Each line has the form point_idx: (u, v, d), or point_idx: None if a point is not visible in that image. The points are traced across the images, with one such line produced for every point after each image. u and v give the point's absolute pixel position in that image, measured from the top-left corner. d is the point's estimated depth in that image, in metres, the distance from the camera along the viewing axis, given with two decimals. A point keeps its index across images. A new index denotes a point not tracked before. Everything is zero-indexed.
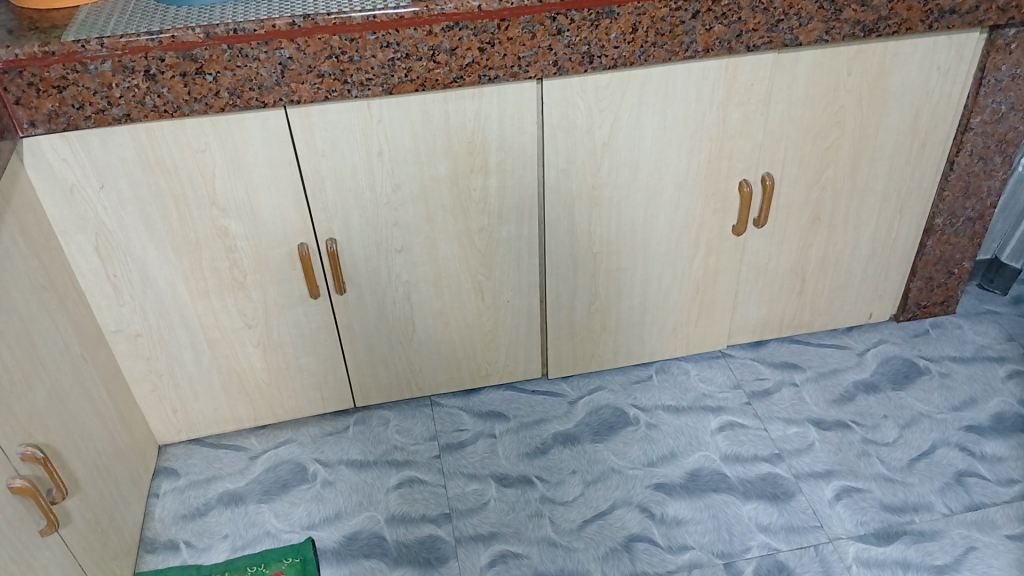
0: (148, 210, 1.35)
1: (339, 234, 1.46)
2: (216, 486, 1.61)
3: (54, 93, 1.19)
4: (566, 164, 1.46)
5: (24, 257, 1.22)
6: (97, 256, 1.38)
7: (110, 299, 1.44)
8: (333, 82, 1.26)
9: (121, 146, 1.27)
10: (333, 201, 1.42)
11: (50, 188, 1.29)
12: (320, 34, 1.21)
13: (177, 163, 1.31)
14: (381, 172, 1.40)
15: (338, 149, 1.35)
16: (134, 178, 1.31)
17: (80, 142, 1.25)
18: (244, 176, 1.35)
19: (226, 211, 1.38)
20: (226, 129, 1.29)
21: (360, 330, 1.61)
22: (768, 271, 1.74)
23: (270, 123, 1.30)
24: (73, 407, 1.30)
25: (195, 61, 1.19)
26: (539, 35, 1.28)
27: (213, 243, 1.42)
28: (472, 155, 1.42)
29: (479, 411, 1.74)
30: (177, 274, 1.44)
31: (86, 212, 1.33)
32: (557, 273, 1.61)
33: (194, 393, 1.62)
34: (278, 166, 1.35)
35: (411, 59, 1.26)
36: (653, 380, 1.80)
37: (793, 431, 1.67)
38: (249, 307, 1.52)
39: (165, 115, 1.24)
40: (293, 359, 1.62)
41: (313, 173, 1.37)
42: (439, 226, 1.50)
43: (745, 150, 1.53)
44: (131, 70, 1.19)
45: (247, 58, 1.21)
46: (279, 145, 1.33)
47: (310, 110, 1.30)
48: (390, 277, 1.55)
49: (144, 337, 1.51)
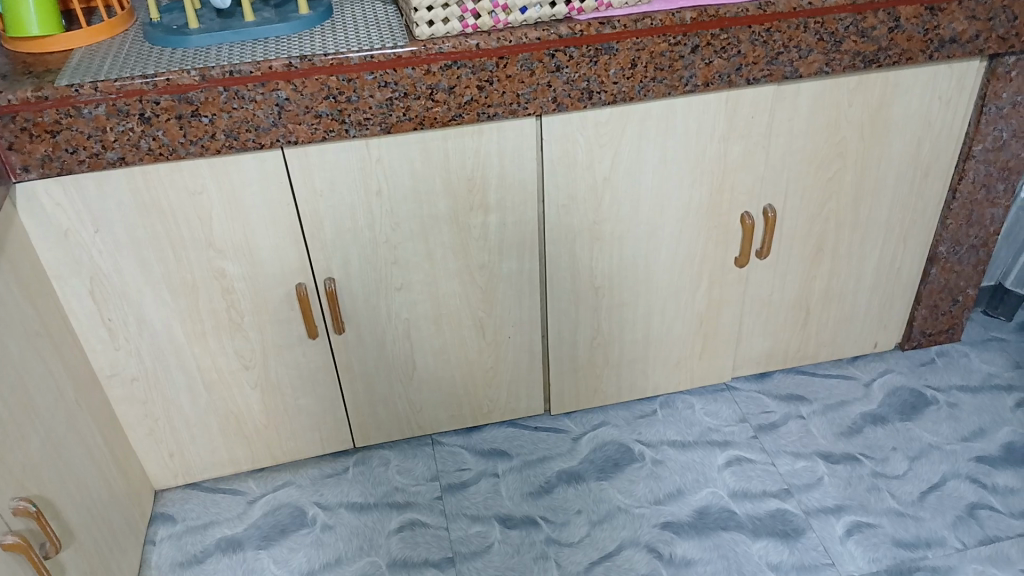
0: (143, 252, 1.33)
1: (337, 273, 1.44)
2: (213, 532, 1.57)
3: (47, 138, 1.17)
4: (566, 200, 1.45)
5: (17, 303, 1.19)
6: (91, 300, 1.36)
7: (105, 343, 1.41)
8: (331, 122, 1.24)
9: (115, 188, 1.25)
10: (331, 241, 1.40)
11: (43, 233, 1.26)
12: (318, 75, 1.19)
13: (173, 205, 1.29)
14: (380, 211, 1.38)
15: (336, 189, 1.34)
16: (129, 221, 1.29)
17: (74, 185, 1.23)
18: (241, 217, 1.33)
19: (222, 252, 1.36)
20: (223, 170, 1.27)
21: (360, 369, 1.59)
22: (772, 302, 1.72)
23: (267, 164, 1.28)
24: (67, 455, 1.27)
25: (191, 103, 1.18)
26: (538, 72, 1.27)
27: (210, 284, 1.40)
28: (472, 192, 1.40)
29: (482, 449, 1.71)
30: (173, 316, 1.42)
31: (80, 256, 1.30)
32: (559, 309, 1.59)
33: (191, 436, 1.59)
34: (275, 207, 1.33)
35: (409, 97, 1.25)
36: (658, 414, 1.77)
37: (801, 465, 1.65)
38: (247, 348, 1.50)
39: (160, 158, 1.22)
40: (291, 400, 1.60)
41: (311, 213, 1.36)
42: (438, 264, 1.48)
43: (746, 182, 1.52)
44: (126, 113, 1.17)
45: (244, 100, 1.19)
46: (276, 186, 1.31)
47: (307, 149, 1.28)
48: (389, 315, 1.53)
49: (139, 381, 1.48)
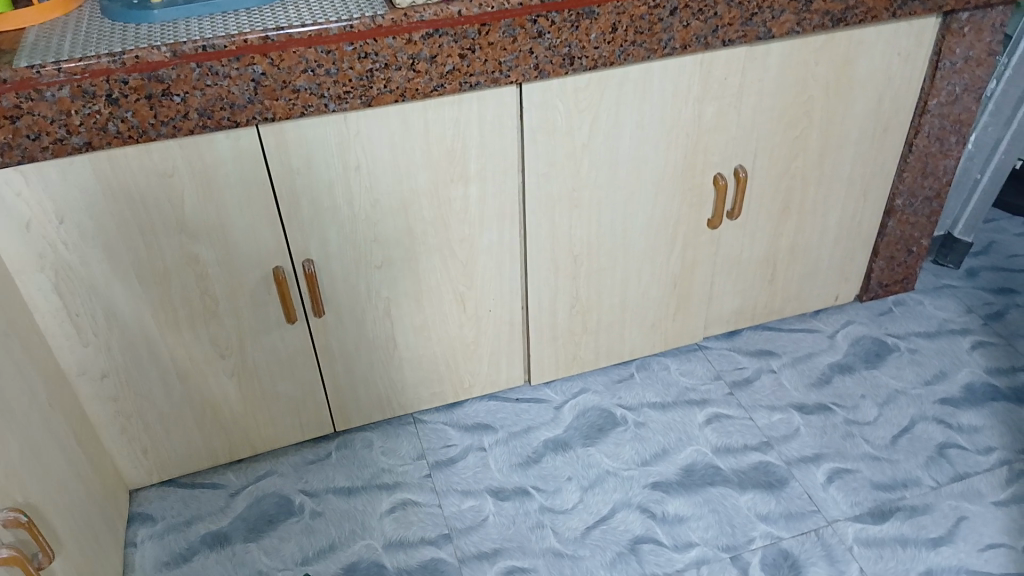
0: (112, 242, 1.26)
1: (316, 253, 1.40)
2: (197, 528, 1.52)
3: (6, 124, 1.09)
4: (545, 169, 1.44)
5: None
6: (57, 294, 1.28)
7: (72, 340, 1.34)
8: (309, 96, 1.20)
9: (79, 175, 1.18)
10: (310, 221, 1.36)
11: (4, 225, 1.18)
12: (295, 47, 1.14)
13: (143, 191, 1.23)
14: (360, 187, 1.35)
15: (313, 168, 1.29)
16: (96, 209, 1.22)
17: (35, 173, 1.15)
18: (216, 200, 1.27)
19: (196, 238, 1.31)
20: (195, 152, 1.21)
21: (340, 351, 1.55)
22: (742, 261, 1.75)
23: (240, 143, 1.23)
24: (46, 460, 1.21)
25: (161, 81, 1.11)
26: (519, 39, 1.25)
27: (183, 272, 1.34)
28: (452, 164, 1.38)
29: (465, 424, 1.70)
30: (145, 307, 1.35)
31: (45, 248, 1.23)
32: (539, 278, 1.59)
33: (166, 431, 1.53)
34: (250, 188, 1.28)
35: (390, 68, 1.21)
36: (636, 377, 1.79)
37: (778, 418, 1.69)
38: (222, 336, 1.44)
39: (129, 141, 1.16)
40: (270, 387, 1.55)
41: (288, 193, 1.31)
42: (419, 239, 1.45)
43: (720, 143, 1.54)
44: (92, 95, 1.10)
45: (218, 76, 1.13)
46: (251, 166, 1.26)
47: (284, 126, 1.23)
48: (370, 294, 1.50)
49: (110, 376, 1.41)
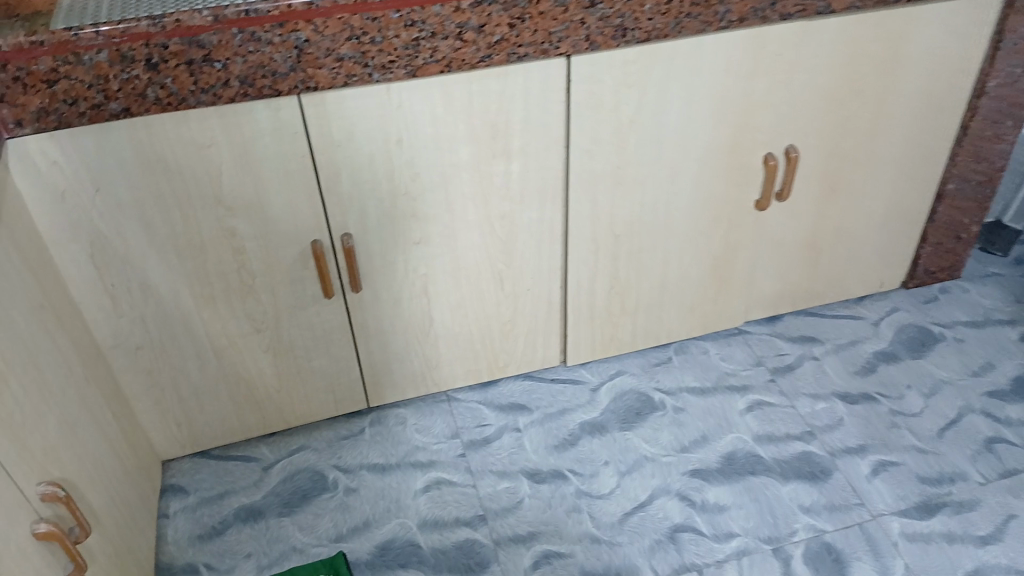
0: (148, 211, 1.24)
1: (354, 228, 1.37)
2: (231, 502, 1.51)
3: (43, 88, 1.06)
4: (589, 145, 1.39)
5: (17, 271, 1.10)
6: (93, 267, 1.27)
7: (107, 311, 1.33)
8: (353, 65, 1.16)
9: (117, 143, 1.15)
10: (349, 194, 1.32)
11: (39, 196, 1.17)
12: (340, 14, 1.10)
13: (181, 161, 1.20)
14: (400, 161, 1.31)
15: (354, 140, 1.26)
16: (133, 179, 1.19)
17: (72, 140, 1.13)
18: (254, 172, 1.25)
19: (233, 210, 1.28)
20: (235, 121, 1.18)
21: (375, 327, 1.53)
22: (785, 244, 1.70)
23: (282, 113, 1.19)
24: (82, 433, 1.19)
25: (202, 47, 1.08)
26: (571, 8, 1.20)
27: (220, 245, 1.32)
28: (495, 139, 1.33)
29: (500, 404, 1.67)
30: (180, 281, 1.34)
31: (80, 220, 1.21)
32: (579, 258, 1.55)
33: (199, 405, 1.52)
34: (289, 159, 1.25)
35: (436, 38, 1.16)
36: (674, 361, 1.75)
37: (820, 406, 1.65)
38: (258, 311, 1.43)
39: (168, 109, 1.13)
40: (304, 362, 1.53)
41: (328, 166, 1.28)
42: (458, 215, 1.42)
43: (770, 122, 1.48)
44: (131, 60, 1.06)
45: (260, 42, 1.10)
46: (292, 137, 1.22)
47: (327, 96, 1.18)
48: (407, 270, 1.46)
49: (144, 349, 1.40)
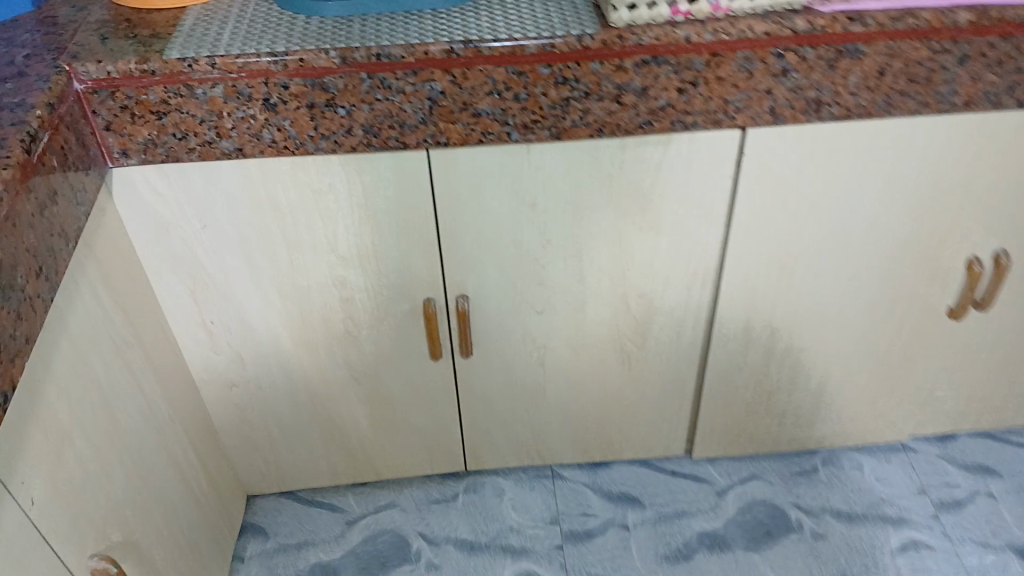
0: (254, 253, 1.13)
1: (472, 290, 1.22)
2: (308, 555, 1.41)
3: (152, 119, 0.96)
4: (759, 227, 1.17)
5: (106, 311, 1.01)
6: (192, 301, 1.18)
7: (204, 346, 1.24)
8: (491, 122, 1.00)
9: (226, 181, 1.04)
10: (471, 254, 1.17)
11: (142, 226, 1.08)
12: (483, 65, 0.94)
13: (293, 205, 1.08)
14: (531, 224, 1.14)
15: (483, 199, 1.10)
16: (241, 218, 1.09)
17: (179, 174, 1.03)
18: (370, 223, 1.12)
19: (344, 259, 1.16)
20: (355, 170, 1.05)
21: (484, 393, 1.37)
22: (977, 359, 1.42)
23: (406, 166, 1.05)
24: (156, 485, 1.10)
25: (326, 90, 0.95)
26: (757, 75, 0.98)
27: (327, 293, 1.20)
28: (644, 212, 1.14)
29: (609, 491, 1.49)
30: (282, 324, 1.23)
31: (182, 253, 1.12)
32: (725, 349, 1.34)
33: (290, 447, 1.41)
34: (409, 213, 1.11)
35: (591, 98, 0.98)
36: (820, 473, 1.52)
37: (993, 562, 1.37)
38: (361, 362, 1.30)
39: (284, 152, 1.01)
40: (403, 419, 1.40)
41: (450, 223, 1.13)
42: (591, 287, 1.24)
43: (982, 220, 1.21)
44: (247, 97, 0.95)
45: (390, 90, 0.95)
46: (415, 190, 1.08)
47: (457, 153, 1.04)
48: (525, 339, 1.30)
49: (239, 387, 1.31)
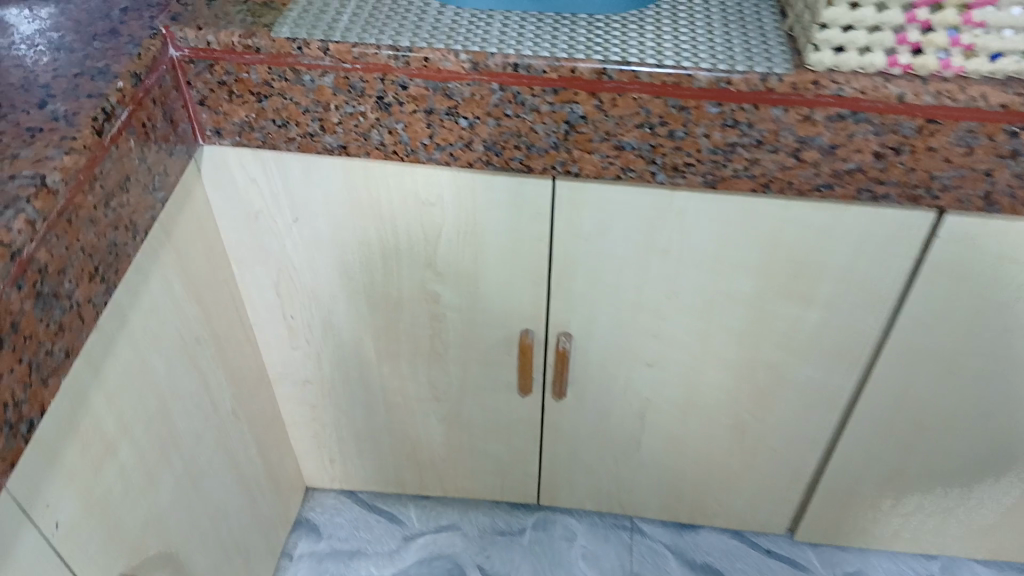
0: (345, 254, 1.02)
1: (577, 330, 1.07)
2: (358, 566, 1.33)
3: (250, 100, 0.85)
4: (929, 321, 0.96)
5: (181, 304, 0.92)
6: (275, 293, 1.08)
7: (281, 338, 1.15)
8: (635, 158, 0.84)
9: (324, 177, 0.92)
10: (584, 294, 1.02)
11: (231, 211, 0.98)
12: (638, 92, 0.78)
13: (395, 213, 0.95)
14: (657, 272, 0.97)
15: (608, 239, 0.94)
16: (336, 218, 0.97)
17: (274, 162, 0.91)
18: (477, 243, 0.98)
19: (442, 276, 1.03)
20: (468, 187, 0.91)
21: (571, 433, 1.24)
22: None
23: (526, 191, 0.90)
24: (206, 487, 1.02)
25: (449, 97, 0.81)
26: (977, 152, 0.77)
27: (418, 307, 1.08)
28: (795, 280, 0.95)
29: (692, 560, 1.35)
30: (365, 330, 1.12)
31: (270, 244, 1.02)
32: (855, 440, 1.14)
33: (356, 448, 1.32)
34: (522, 239, 0.96)
35: (762, 148, 0.80)
36: None
37: None
38: (443, 380, 1.18)
39: (392, 157, 0.88)
40: (479, 442, 1.28)
41: (566, 258, 0.98)
42: (714, 350, 1.06)
43: None
44: (359, 92, 0.82)
45: (523, 107, 0.81)
46: (534, 217, 0.93)
47: (590, 187, 0.89)
48: (627, 389, 1.15)
49: (311, 384, 1.22)
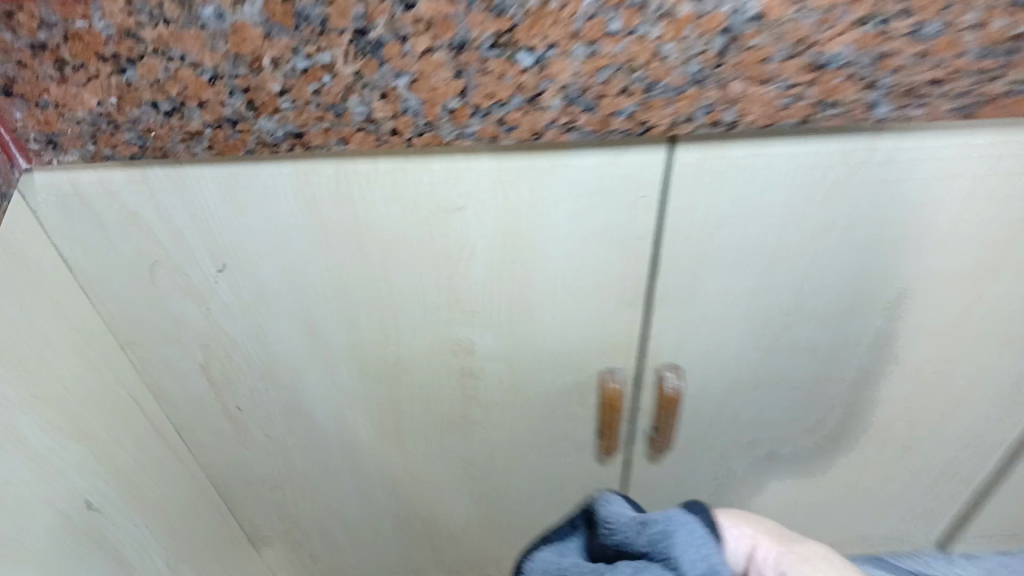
0: (315, 312, 0.62)
1: (687, 361, 0.71)
2: None
3: (103, 73, 0.44)
4: None
5: (48, 453, 0.52)
6: (205, 377, 0.68)
7: (224, 434, 0.76)
8: (843, 84, 0.46)
9: (264, 196, 0.52)
10: (701, 313, 0.65)
11: (109, 270, 0.57)
12: None
13: (396, 230, 0.56)
14: (836, 265, 0.61)
15: (757, 222, 0.57)
16: (295, 255, 0.57)
17: (170, 182, 0.51)
18: (528, 260, 0.60)
19: (478, 316, 0.65)
20: (526, 178, 0.53)
21: (662, 490, 0.88)
22: None
23: (624, 170, 0.53)
24: None
25: (499, 12, 0.42)
26: None
27: (441, 364, 0.69)
28: None
29: None
30: (358, 407, 0.73)
31: (185, 313, 0.61)
32: None
33: (354, 544, 0.95)
34: (607, 248, 0.59)
35: None
36: None
37: None
38: (478, 454, 0.81)
39: (387, 143, 0.48)
40: (531, 517, 0.92)
41: (681, 261, 0.61)
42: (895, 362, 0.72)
43: None
44: (320, 26, 0.42)
45: (642, 13, 0.42)
46: (630, 210, 0.56)
47: (736, 156, 0.52)
48: (751, 431, 0.79)
49: (275, 485, 0.83)
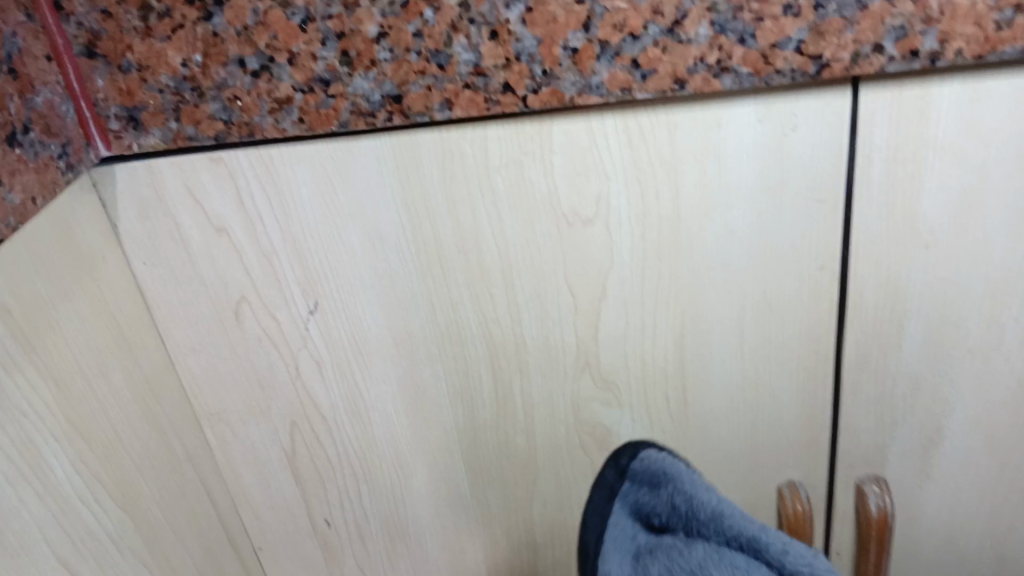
0: (425, 376, 0.51)
1: (892, 462, 0.54)
2: None
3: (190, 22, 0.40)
4: None
5: (78, 502, 0.40)
6: (293, 484, 0.55)
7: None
8: None
9: (364, 203, 0.45)
10: (905, 395, 0.51)
11: (189, 308, 0.49)
12: None
13: (519, 249, 0.47)
14: None
15: (966, 221, 0.46)
16: (403, 288, 0.47)
17: (263, 183, 0.44)
18: (685, 300, 0.48)
19: (617, 388, 0.52)
20: (671, 172, 0.44)
21: None
22: None
23: (789, 160, 0.44)
24: None
25: None
26: None
27: (572, 465, 0.55)
28: None
29: None
30: (471, 534, 0.58)
31: (274, 374, 0.50)
32: None
33: None
34: (775, 279, 0.48)
35: None
36: None
37: None
38: None
39: (500, 100, 0.40)
40: None
41: (874, 291, 0.48)
42: None
43: None
44: None
45: None
46: (802, 217, 0.46)
47: (935, 136, 0.43)
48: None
49: None
